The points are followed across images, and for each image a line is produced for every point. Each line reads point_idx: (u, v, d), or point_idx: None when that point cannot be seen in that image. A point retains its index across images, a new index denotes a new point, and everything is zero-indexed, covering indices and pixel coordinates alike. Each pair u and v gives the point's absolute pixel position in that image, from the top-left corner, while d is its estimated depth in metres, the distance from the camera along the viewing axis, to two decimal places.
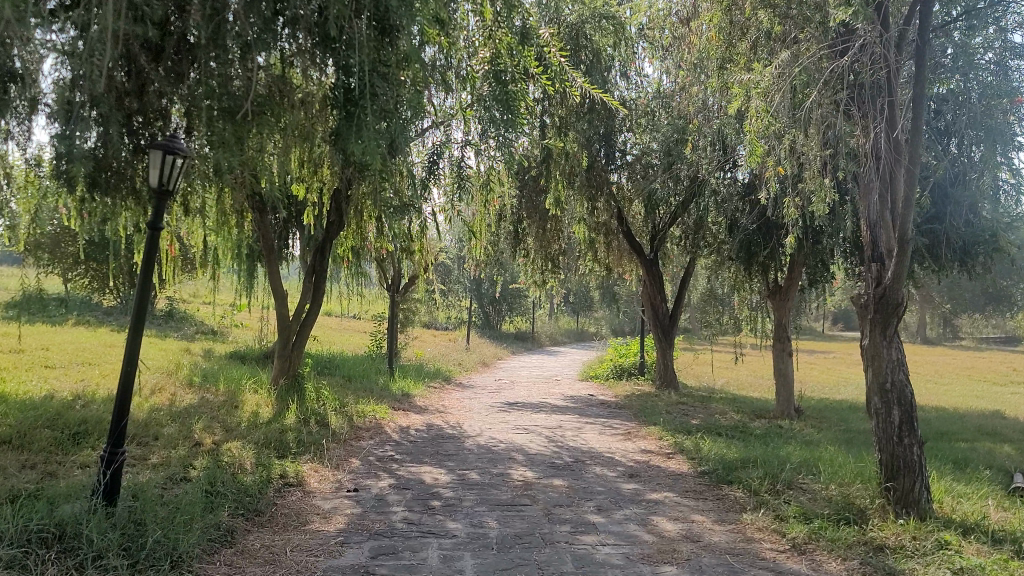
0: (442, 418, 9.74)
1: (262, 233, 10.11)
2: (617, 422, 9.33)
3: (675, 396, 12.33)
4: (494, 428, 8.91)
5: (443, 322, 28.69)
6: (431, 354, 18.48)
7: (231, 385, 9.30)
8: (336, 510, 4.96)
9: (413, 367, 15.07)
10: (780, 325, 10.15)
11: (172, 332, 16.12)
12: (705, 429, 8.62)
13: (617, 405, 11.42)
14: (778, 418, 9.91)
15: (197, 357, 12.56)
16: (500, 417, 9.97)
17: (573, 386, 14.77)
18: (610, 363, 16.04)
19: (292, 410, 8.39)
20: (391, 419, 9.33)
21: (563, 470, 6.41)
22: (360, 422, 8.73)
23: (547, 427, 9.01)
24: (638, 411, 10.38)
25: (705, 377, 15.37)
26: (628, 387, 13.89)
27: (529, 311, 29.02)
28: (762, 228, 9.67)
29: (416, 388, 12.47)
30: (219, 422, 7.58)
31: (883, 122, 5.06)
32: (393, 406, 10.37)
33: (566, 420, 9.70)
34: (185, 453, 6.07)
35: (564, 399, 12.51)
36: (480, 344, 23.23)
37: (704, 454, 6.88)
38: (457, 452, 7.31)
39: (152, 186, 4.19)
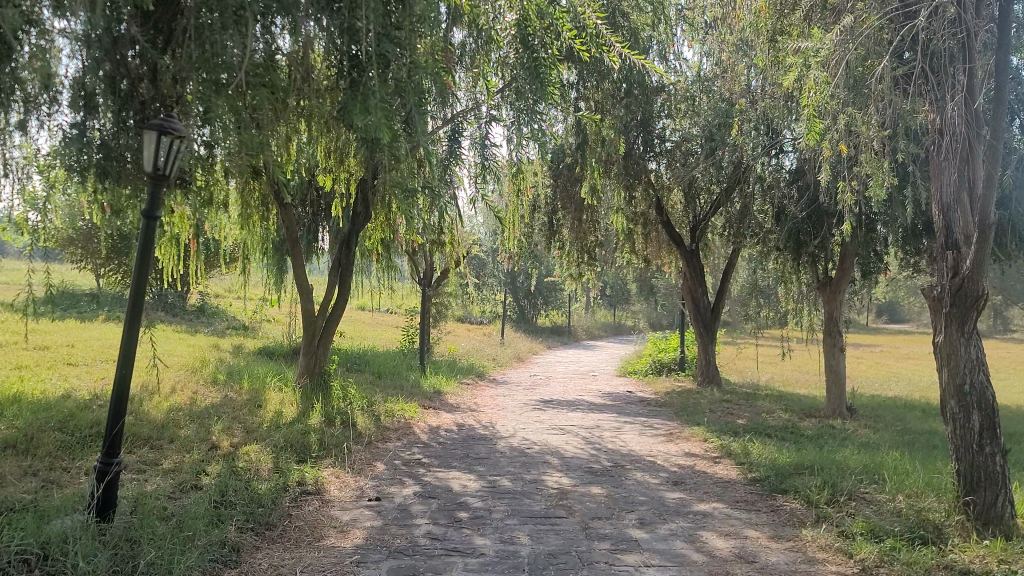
0: (475, 417, 9.34)
1: (288, 226, 9.77)
2: (658, 423, 8.85)
3: (718, 393, 11.79)
4: (528, 429, 8.49)
5: (478, 317, 28.37)
6: (465, 349, 18.10)
7: (255, 384, 8.98)
8: (355, 523, 4.57)
9: (446, 363, 14.68)
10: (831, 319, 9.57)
11: (203, 328, 15.92)
12: (752, 430, 8.12)
13: (657, 403, 10.94)
14: (829, 418, 9.35)
15: (225, 353, 12.30)
16: (535, 416, 9.54)
17: (611, 382, 14.28)
18: (648, 358, 15.53)
19: (318, 409, 8.04)
20: (420, 418, 8.95)
21: (601, 476, 5.97)
22: (388, 422, 8.36)
23: (584, 427, 8.56)
24: (679, 410, 9.89)
25: (748, 373, 14.79)
26: (668, 383, 13.38)
27: (565, 305, 28.56)
28: (812, 216, 9.12)
29: (448, 385, 12.09)
30: (239, 424, 7.25)
31: (959, 91, 4.50)
32: (424, 405, 9.99)
33: (604, 419, 9.24)
34: (199, 459, 5.71)
35: (602, 397, 12.03)
36: (515, 339, 22.81)
37: (754, 459, 6.39)
38: (489, 455, 6.90)
39: (147, 170, 3.81)
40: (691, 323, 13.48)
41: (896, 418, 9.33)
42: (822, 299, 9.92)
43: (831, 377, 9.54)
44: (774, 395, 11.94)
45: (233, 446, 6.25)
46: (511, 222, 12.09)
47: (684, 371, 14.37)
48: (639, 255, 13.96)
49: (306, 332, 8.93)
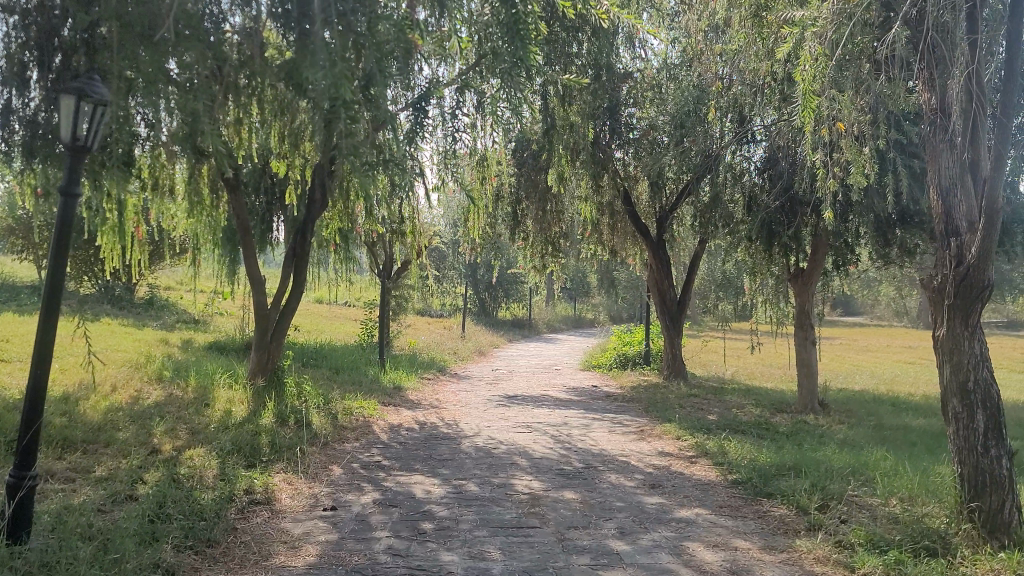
0: (437, 414, 8.92)
1: (238, 213, 9.25)
2: (627, 419, 8.52)
3: (685, 388, 11.51)
4: (493, 427, 8.10)
5: (438, 310, 27.91)
6: (424, 343, 17.64)
7: (203, 380, 8.47)
8: (307, 537, 4.14)
9: (406, 357, 14.23)
10: (803, 312, 9.31)
11: (151, 321, 15.26)
12: (726, 427, 7.82)
13: (625, 399, 10.62)
14: (801, 413, 9.10)
15: (174, 348, 11.72)
16: (499, 413, 9.16)
17: (575, 376, 13.95)
18: (613, 351, 15.23)
19: (270, 408, 7.59)
20: (379, 416, 8.51)
21: (574, 479, 5.60)
22: (345, 421, 7.91)
23: (552, 425, 8.20)
24: (649, 406, 9.57)
25: (714, 366, 14.56)
26: (634, 378, 13.09)
27: (526, 297, 28.20)
28: (786, 206, 8.86)
29: (407, 380, 11.65)
30: (184, 424, 6.75)
31: (960, 66, 4.21)
32: (383, 401, 9.54)
33: (572, 416, 8.88)
34: (137, 464, 5.23)
35: (567, 391, 11.69)
36: (476, 332, 22.40)
37: (733, 458, 6.08)
38: (453, 456, 6.50)
39: (63, 142, 3.35)
40: (657, 316, 13.19)
41: (869, 413, 9.12)
42: (794, 291, 9.67)
43: (803, 371, 9.28)
44: (742, 389, 11.70)
45: (176, 449, 5.77)
46: (474, 211, 11.69)
47: (649, 364, 14.08)
48: (605, 246, 13.64)
49: (258, 327, 8.44)
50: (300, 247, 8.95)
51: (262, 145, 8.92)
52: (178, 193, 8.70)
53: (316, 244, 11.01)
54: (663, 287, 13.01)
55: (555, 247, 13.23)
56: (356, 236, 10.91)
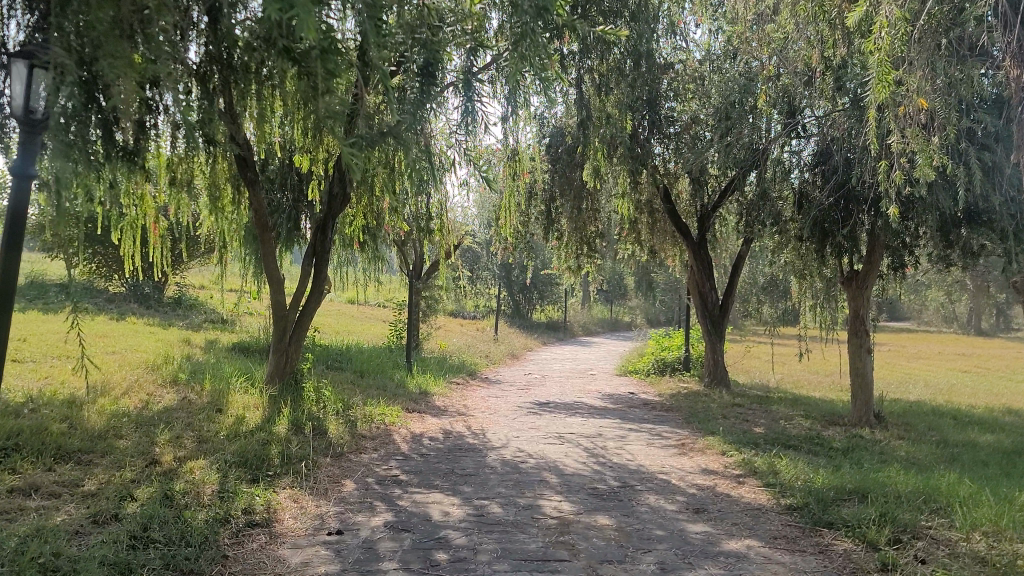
0: (463, 422, 8.43)
1: (256, 208, 8.74)
2: (667, 431, 7.95)
3: (727, 396, 10.88)
4: (522, 437, 7.58)
5: (471, 310, 27.49)
6: (456, 345, 17.17)
7: (218, 384, 8.07)
8: (306, 568, 3.66)
9: (435, 360, 13.78)
10: (857, 316, 8.65)
11: (177, 320, 14.97)
12: (774, 442, 7.22)
13: (663, 407, 10.04)
14: (855, 427, 8.45)
15: (196, 348, 11.38)
16: (530, 421, 8.64)
17: (611, 382, 13.37)
18: (651, 356, 14.61)
19: (285, 415, 7.15)
20: (402, 424, 8.03)
21: (608, 500, 5.07)
22: (364, 429, 7.44)
23: (585, 437, 7.66)
24: (689, 416, 8.98)
25: (757, 373, 13.90)
26: (673, 384, 12.48)
27: (561, 299, 27.62)
28: (841, 202, 8.23)
29: (434, 385, 11.16)
30: (192, 432, 6.34)
31: None
32: (408, 408, 9.08)
33: (606, 427, 8.33)
34: (131, 478, 4.78)
35: (601, 398, 11.13)
36: (509, 334, 21.88)
37: (785, 479, 5.49)
38: (477, 470, 6.00)
39: None
40: (697, 320, 12.56)
41: (929, 427, 8.44)
42: (847, 295, 9.00)
43: (858, 381, 8.62)
44: (788, 398, 11.05)
45: (178, 460, 5.34)
46: (507, 208, 11.19)
47: (689, 371, 13.45)
48: (643, 246, 13.02)
49: (277, 328, 8.03)
50: (322, 244, 8.49)
51: (287, 136, 8.53)
52: (199, 186, 8.33)
53: (341, 242, 10.58)
54: (704, 289, 12.38)
55: (590, 247, 12.68)
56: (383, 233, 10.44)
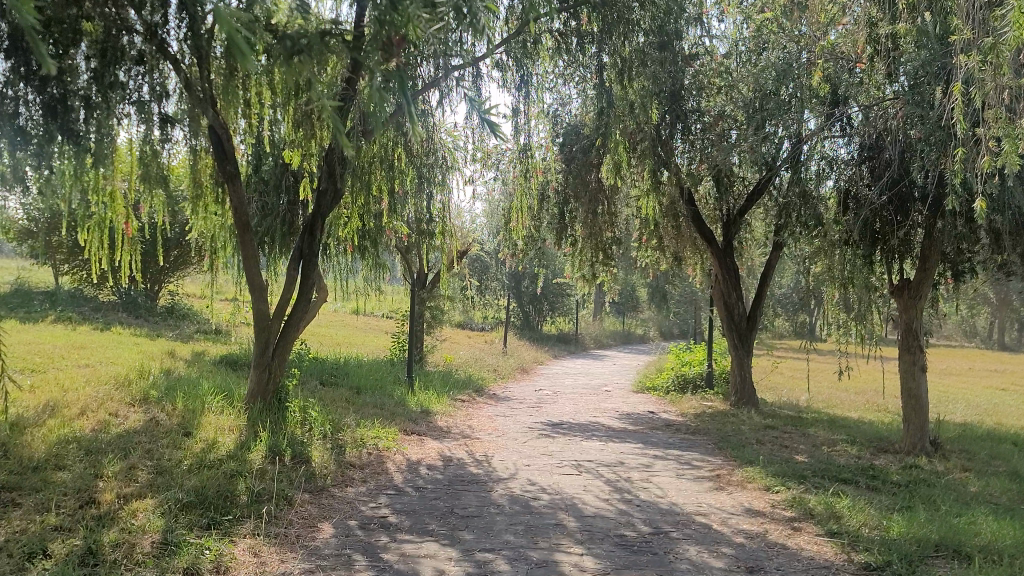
0: (466, 447, 7.51)
1: (238, 208, 7.42)
2: (697, 460, 7.01)
3: (758, 418, 9.94)
4: (534, 466, 6.66)
5: (480, 323, 26.61)
6: (462, 358, 16.28)
7: (191, 402, 7.19)
8: None
9: (439, 374, 12.87)
10: (910, 331, 7.69)
11: (166, 331, 14.14)
12: (823, 474, 6.28)
13: (688, 430, 9.11)
14: (911, 457, 7.46)
15: (180, 362, 10.51)
16: (542, 446, 7.72)
17: (628, 400, 12.42)
18: (670, 372, 13.65)
19: (263, 440, 6.26)
20: (398, 449, 7.12)
21: (640, 554, 4.14)
22: (353, 456, 6.53)
23: (605, 466, 6.73)
24: (720, 441, 8.04)
25: (786, 392, 12.94)
26: (696, 403, 11.51)
27: (572, 311, 26.67)
28: (896, 202, 7.30)
29: (437, 402, 10.25)
30: (150, 461, 5.44)
31: None
32: (406, 430, 8.17)
33: (628, 453, 7.41)
34: (53, 526, 3.90)
35: (619, 418, 10.20)
36: (518, 347, 20.96)
37: (852, 527, 4.56)
38: (481, 509, 5.09)
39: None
40: (723, 334, 11.58)
41: (995, 458, 7.44)
42: (898, 306, 8.01)
43: (911, 403, 7.65)
44: (824, 419, 10.10)
45: (121, 499, 4.45)
46: (518, 211, 10.30)
47: (712, 389, 12.50)
48: (665, 254, 12.09)
49: (259, 341, 7.14)
50: (310, 247, 7.58)
51: (278, 129, 7.66)
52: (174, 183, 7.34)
53: (337, 247, 9.68)
54: (730, 300, 11.40)
55: (606, 253, 11.77)
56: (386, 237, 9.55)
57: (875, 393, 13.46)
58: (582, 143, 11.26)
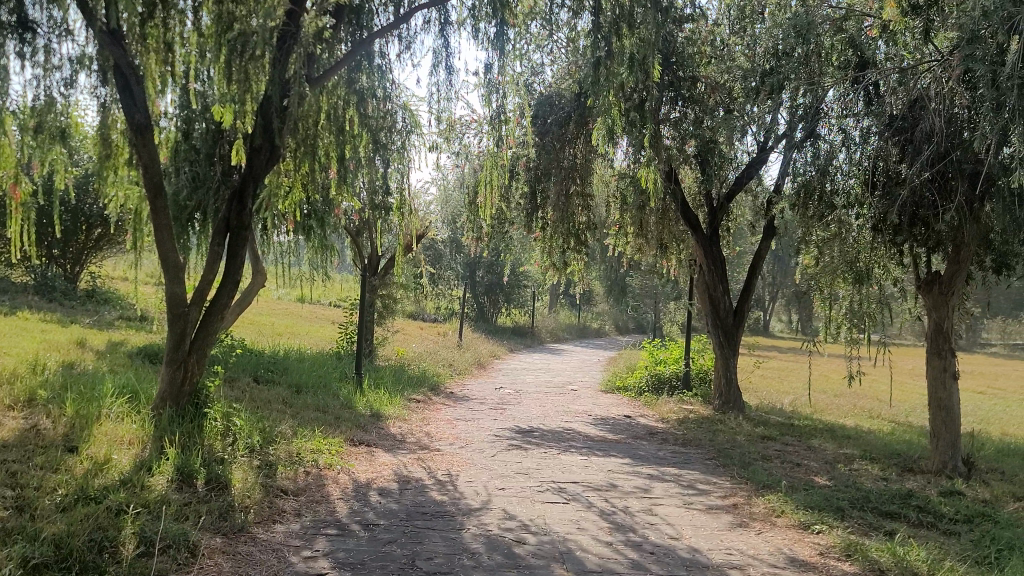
0: (425, 463, 6.28)
1: (146, 165, 5.83)
2: (703, 483, 5.87)
3: (748, 426, 8.88)
4: (509, 490, 5.47)
5: (431, 313, 25.35)
6: (415, 352, 14.96)
7: (85, 405, 5.80)
8: None
9: (390, 370, 11.58)
10: (942, 331, 6.65)
11: (82, 316, 12.60)
12: (862, 505, 5.19)
13: (676, 440, 8.00)
14: (945, 479, 6.42)
15: (89, 354, 9.05)
16: (514, 461, 6.52)
17: (598, 402, 11.30)
18: (643, 370, 12.55)
19: (171, 458, 4.96)
20: (343, 466, 5.86)
21: None
22: (287, 478, 5.27)
23: (595, 490, 5.56)
24: (720, 456, 6.93)
25: (767, 395, 11.98)
26: (676, 406, 10.42)
27: (528, 303, 25.46)
28: (937, 180, 6.26)
29: (389, 404, 8.97)
30: (9, 490, 4.09)
31: None
32: (353, 439, 6.90)
33: (617, 471, 6.24)
34: None
35: (594, 424, 9.06)
36: (473, 341, 19.67)
37: None
38: (452, 559, 3.88)
39: None
40: (707, 331, 10.47)
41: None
42: (926, 303, 6.95)
43: (942, 416, 6.64)
44: (821, 427, 9.09)
45: None
46: (488, 189, 9.08)
47: (690, 390, 11.43)
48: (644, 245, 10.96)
49: (173, 332, 5.84)
50: (238, 216, 6.10)
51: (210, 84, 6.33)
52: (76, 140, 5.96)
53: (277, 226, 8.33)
54: (715, 293, 10.32)
55: (579, 239, 10.58)
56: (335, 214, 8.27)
57: (857, 398, 12.60)
58: (558, 115, 10.09)
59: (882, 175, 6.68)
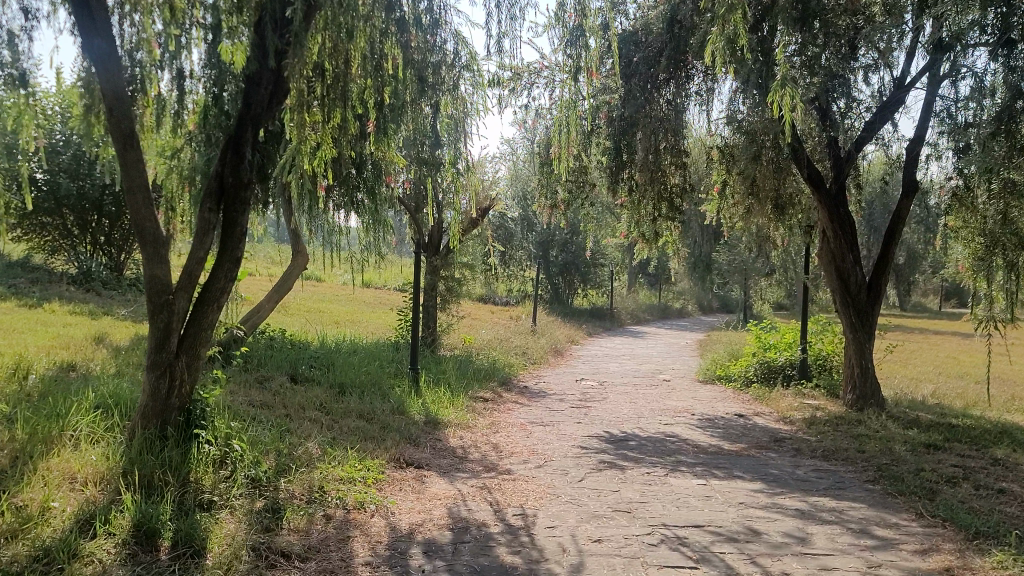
0: (490, 495, 4.70)
1: (119, 114, 4.29)
2: (881, 528, 4.15)
3: (898, 429, 7.06)
4: (609, 542, 3.85)
5: (503, 295, 23.84)
6: (483, 340, 13.41)
7: (41, 425, 4.35)
8: None
9: (454, 361, 10.04)
10: None
11: (118, 307, 11.44)
12: None
13: (812, 450, 6.24)
14: None
15: (100, 351, 7.74)
16: (609, 488, 4.90)
17: (698, 397, 9.57)
18: (748, 357, 10.74)
19: (127, 509, 3.51)
20: (377, 504, 4.32)
21: None
22: (297, 532, 3.76)
23: (732, 541, 3.90)
24: (884, 478, 5.18)
25: (898, 387, 10.10)
26: (798, 402, 8.61)
27: (606, 283, 23.59)
28: None
29: (451, 408, 7.43)
30: None
31: None
32: (400, 458, 5.38)
33: (751, 507, 4.55)
34: None
35: (701, 428, 7.35)
36: (548, 325, 18.02)
37: None
38: None
39: None
40: (834, 309, 8.64)
41: None
42: None
43: None
44: (993, 429, 7.20)
45: None
46: (568, 144, 7.44)
47: (809, 380, 9.61)
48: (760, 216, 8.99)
49: (154, 328, 4.38)
50: (235, 172, 4.54)
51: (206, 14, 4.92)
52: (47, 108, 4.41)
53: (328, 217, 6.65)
54: (843, 264, 8.46)
55: (671, 203, 8.84)
56: (386, 182, 6.79)
57: (1007, 387, 10.62)
58: (646, 53, 8.38)
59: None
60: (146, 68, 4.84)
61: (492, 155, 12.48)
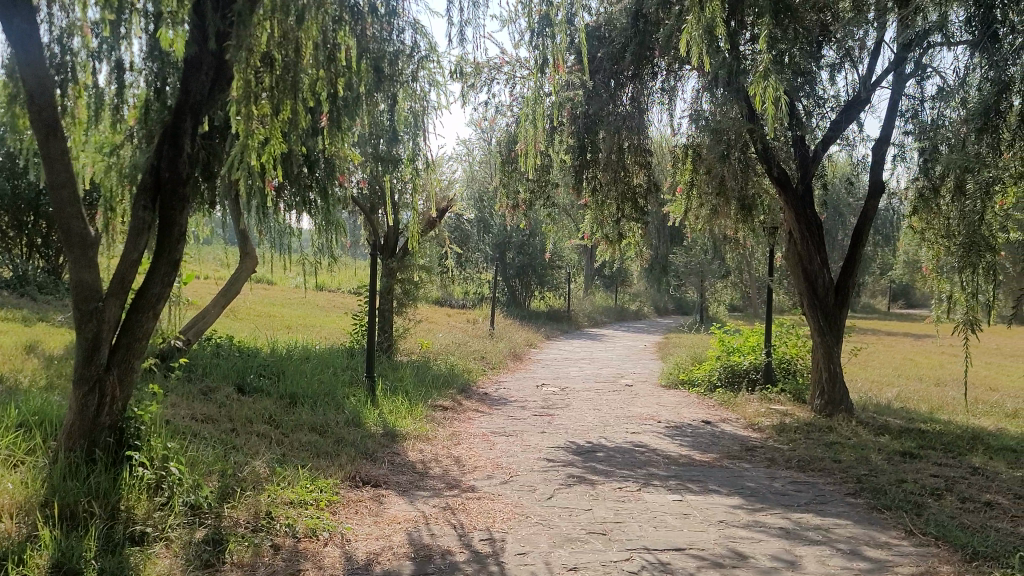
0: (454, 516, 4.37)
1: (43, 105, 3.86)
2: (872, 548, 3.91)
3: (870, 436, 6.88)
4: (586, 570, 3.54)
5: (460, 298, 23.46)
6: (441, 344, 13.03)
7: None
8: None
9: (411, 368, 9.67)
10: None
11: (54, 313, 10.83)
12: None
13: (787, 460, 6.01)
14: None
15: (31, 361, 7.22)
16: (581, 507, 4.60)
17: (663, 403, 9.33)
18: (712, 360, 10.55)
19: (46, 546, 3.11)
20: (331, 530, 3.95)
21: None
22: (241, 567, 3.38)
23: (718, 566, 3.62)
24: (865, 491, 4.95)
25: (863, 391, 9.98)
26: (766, 408, 8.40)
27: (564, 285, 23.35)
28: None
29: (409, 418, 7.07)
30: None
31: None
32: (355, 476, 5.01)
33: (732, 526, 4.28)
34: None
35: (670, 437, 7.09)
36: (506, 328, 17.70)
37: None
38: None
39: None
40: (801, 312, 8.46)
41: None
42: None
43: None
44: (965, 435, 7.06)
45: None
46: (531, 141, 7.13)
47: (774, 385, 9.42)
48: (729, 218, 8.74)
49: (82, 339, 3.96)
50: (172, 167, 4.14)
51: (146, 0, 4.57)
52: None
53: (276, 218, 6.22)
54: (810, 267, 8.29)
55: (636, 204, 8.71)
56: (339, 181, 6.40)
57: (969, 390, 10.58)
58: (610, 48, 8.10)
59: (997, 133, 6.34)
60: (79, 57, 4.48)
61: (450, 155, 12.14)
